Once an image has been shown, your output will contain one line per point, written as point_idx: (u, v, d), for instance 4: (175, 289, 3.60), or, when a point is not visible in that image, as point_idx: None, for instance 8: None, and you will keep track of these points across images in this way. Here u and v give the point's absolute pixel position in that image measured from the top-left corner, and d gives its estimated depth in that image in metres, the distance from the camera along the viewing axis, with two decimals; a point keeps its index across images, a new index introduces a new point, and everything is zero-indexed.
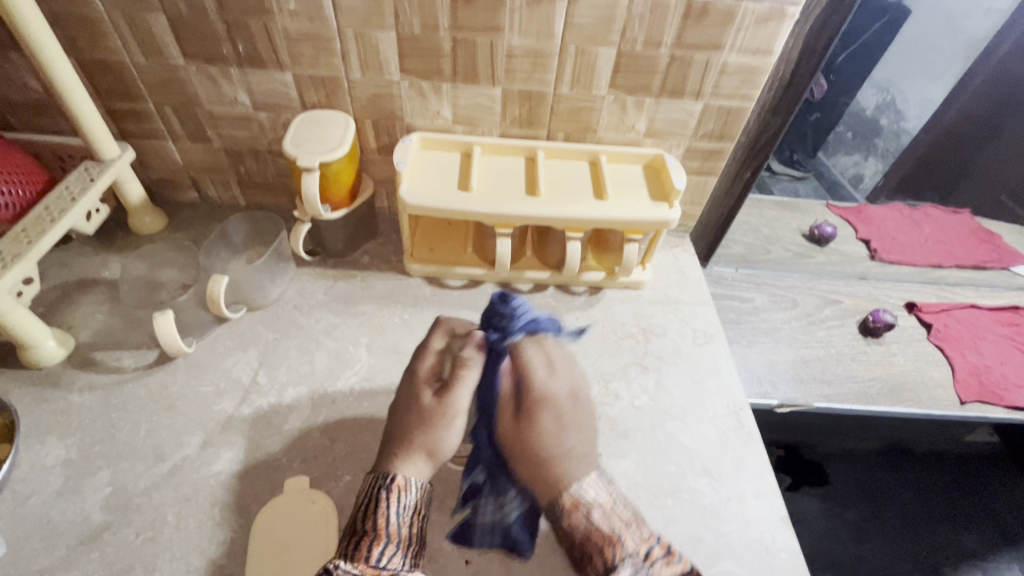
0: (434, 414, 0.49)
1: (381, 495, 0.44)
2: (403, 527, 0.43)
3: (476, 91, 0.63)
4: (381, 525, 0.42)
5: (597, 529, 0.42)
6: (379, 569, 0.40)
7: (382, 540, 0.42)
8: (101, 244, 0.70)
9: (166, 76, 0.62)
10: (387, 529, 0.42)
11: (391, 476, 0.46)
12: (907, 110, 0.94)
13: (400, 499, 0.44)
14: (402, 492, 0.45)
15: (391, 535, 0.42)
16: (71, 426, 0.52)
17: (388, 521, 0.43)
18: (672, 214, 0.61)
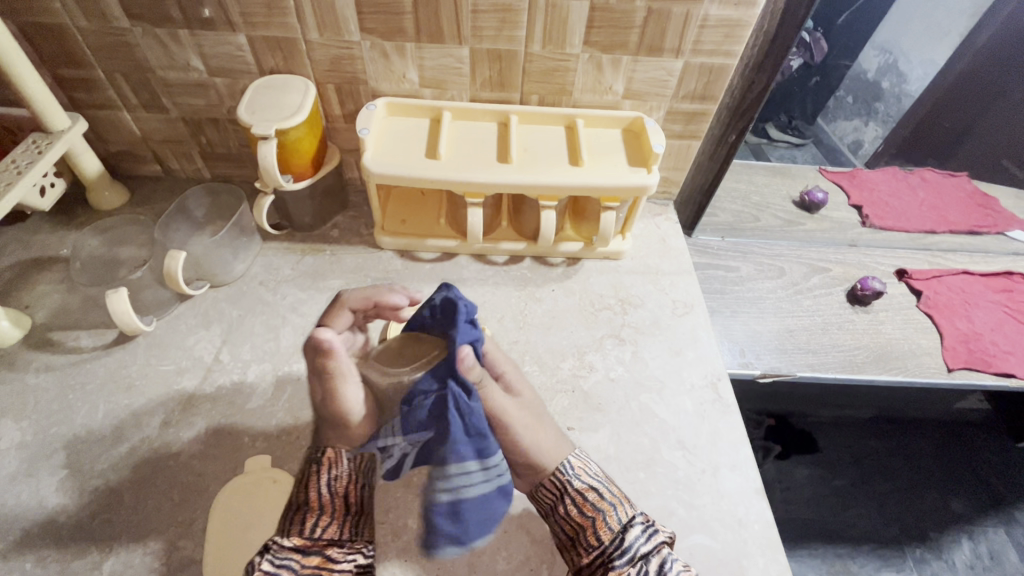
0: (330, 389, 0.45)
1: (314, 469, 0.43)
2: (336, 497, 0.42)
3: (442, 51, 0.59)
4: (313, 497, 0.42)
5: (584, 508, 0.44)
6: (314, 541, 0.39)
7: (316, 513, 0.41)
8: (59, 221, 0.67)
9: (112, 40, 0.58)
10: (319, 500, 0.42)
11: (323, 450, 0.44)
12: (910, 72, 0.93)
13: (331, 471, 0.43)
14: (334, 465, 0.43)
15: (324, 506, 0.42)
16: (26, 407, 0.51)
17: (323, 493, 0.42)
18: (649, 180, 0.59)
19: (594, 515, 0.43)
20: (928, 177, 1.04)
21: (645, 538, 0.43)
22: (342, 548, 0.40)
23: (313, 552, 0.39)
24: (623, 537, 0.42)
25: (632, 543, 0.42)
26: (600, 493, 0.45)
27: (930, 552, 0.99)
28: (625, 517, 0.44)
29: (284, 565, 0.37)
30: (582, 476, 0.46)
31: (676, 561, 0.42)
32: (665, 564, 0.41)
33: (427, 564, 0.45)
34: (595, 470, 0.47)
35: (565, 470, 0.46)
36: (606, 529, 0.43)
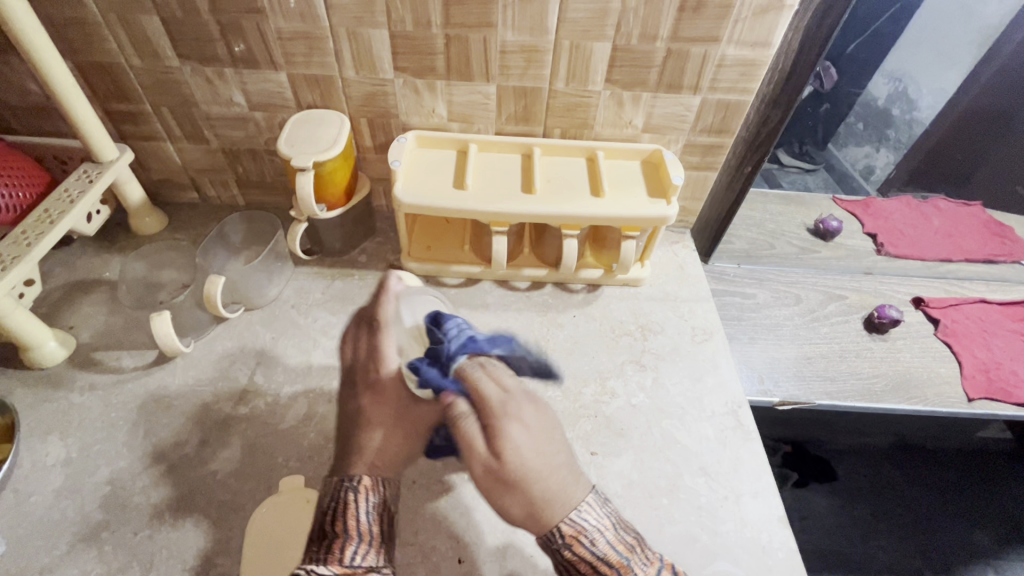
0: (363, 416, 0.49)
1: (348, 496, 0.44)
2: (372, 526, 0.43)
3: (471, 88, 0.62)
4: (352, 526, 0.42)
5: (604, 558, 0.39)
6: (354, 568, 0.39)
7: (354, 540, 0.41)
8: (103, 246, 0.70)
9: (162, 78, 0.62)
10: (356, 530, 0.42)
11: (357, 477, 0.45)
12: (919, 100, 0.96)
13: (367, 500, 0.44)
14: (368, 492, 0.44)
15: (361, 534, 0.42)
16: (71, 425, 0.53)
17: (359, 521, 0.43)
18: (669, 210, 0.61)
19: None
20: (943, 207, 1.05)
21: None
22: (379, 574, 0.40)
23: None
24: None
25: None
26: (611, 549, 0.40)
27: None
28: (642, 574, 0.39)
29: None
30: (580, 545, 0.39)
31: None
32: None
33: None
34: (603, 516, 0.40)
35: (563, 538, 0.39)
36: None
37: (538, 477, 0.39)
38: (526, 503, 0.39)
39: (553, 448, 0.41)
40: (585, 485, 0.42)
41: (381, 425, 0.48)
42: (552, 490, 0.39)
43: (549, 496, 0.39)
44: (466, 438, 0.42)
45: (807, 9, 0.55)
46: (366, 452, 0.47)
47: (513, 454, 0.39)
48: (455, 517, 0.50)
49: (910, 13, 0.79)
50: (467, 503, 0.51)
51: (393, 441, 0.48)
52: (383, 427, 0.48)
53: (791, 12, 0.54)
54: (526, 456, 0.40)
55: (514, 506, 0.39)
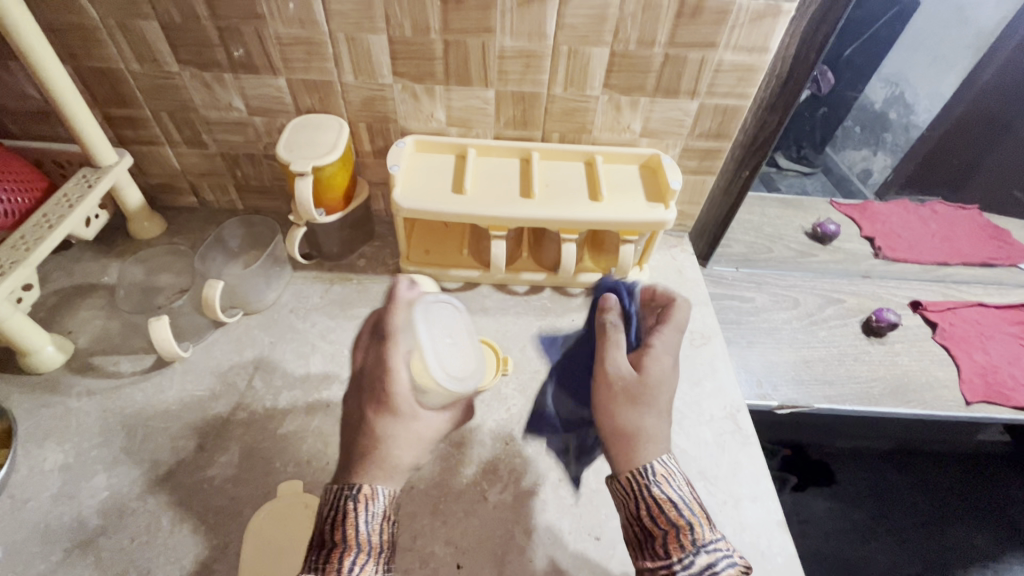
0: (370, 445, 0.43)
1: (347, 505, 0.40)
2: (375, 535, 0.39)
3: (469, 93, 0.63)
4: (351, 535, 0.39)
5: (684, 510, 0.38)
6: None
7: (353, 550, 0.38)
8: (101, 250, 0.70)
9: (162, 83, 0.62)
10: (356, 539, 0.39)
11: (357, 484, 0.41)
12: (916, 103, 0.96)
13: (369, 509, 0.40)
14: (369, 501, 0.40)
15: (362, 545, 0.39)
16: (68, 430, 0.53)
17: (357, 531, 0.39)
18: (667, 215, 0.61)
19: (670, 529, 0.38)
20: (939, 210, 1.04)
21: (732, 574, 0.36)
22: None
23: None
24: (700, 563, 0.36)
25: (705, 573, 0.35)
26: (682, 508, 0.38)
27: None
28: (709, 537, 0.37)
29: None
30: (664, 489, 0.39)
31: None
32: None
33: None
34: (682, 480, 0.40)
35: (647, 475, 0.39)
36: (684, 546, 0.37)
37: (655, 409, 0.42)
38: (629, 428, 0.41)
39: (673, 402, 0.43)
40: (666, 446, 0.41)
41: (388, 417, 0.44)
42: (650, 426, 0.41)
43: (648, 431, 0.41)
44: (604, 360, 0.45)
45: (804, 15, 0.55)
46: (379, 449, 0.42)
47: (654, 375, 0.43)
48: (453, 521, 0.50)
49: (905, 17, 0.79)
50: (465, 507, 0.51)
51: (397, 429, 0.43)
52: (378, 415, 0.44)
53: (788, 18, 0.54)
54: (666, 384, 0.43)
55: (619, 424, 0.41)
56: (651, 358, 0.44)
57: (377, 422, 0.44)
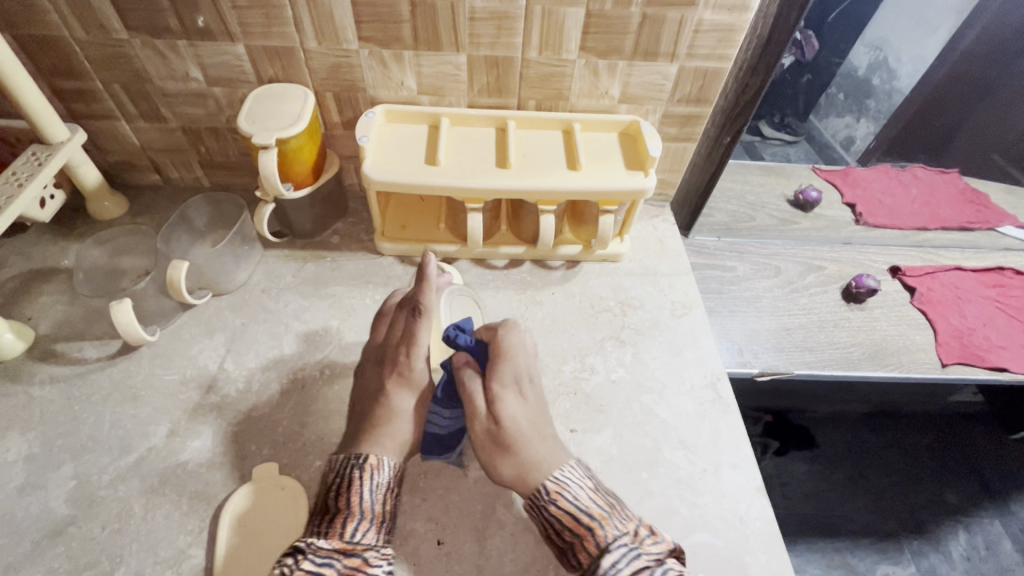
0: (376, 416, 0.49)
1: (354, 474, 0.45)
2: (376, 505, 0.45)
3: (440, 59, 0.60)
4: (356, 502, 0.44)
5: (583, 516, 0.44)
6: (353, 543, 0.42)
7: (355, 517, 0.43)
8: (60, 232, 0.67)
9: (111, 52, 0.58)
10: (359, 506, 0.44)
11: (363, 455, 0.46)
12: (899, 69, 0.94)
13: (373, 478, 0.45)
14: (375, 471, 0.46)
15: (366, 512, 0.44)
16: (32, 419, 0.51)
17: (361, 499, 0.44)
18: (647, 183, 0.59)
19: (577, 537, 0.43)
20: (920, 176, 1.05)
21: (629, 562, 0.41)
22: (378, 552, 0.43)
23: (354, 554, 0.42)
24: (603, 559, 0.42)
25: (611, 567, 0.41)
26: (582, 513, 0.44)
27: (927, 543, 1.00)
28: (608, 538, 0.43)
29: (325, 564, 0.40)
30: (561, 500, 0.45)
31: (670, 574, 0.41)
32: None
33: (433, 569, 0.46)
34: (578, 486, 0.46)
35: (543, 495, 0.45)
36: (590, 549, 0.43)
37: (526, 441, 0.48)
38: (522, 467, 0.47)
39: (540, 425, 0.50)
40: (559, 459, 0.48)
41: (403, 389, 0.51)
42: (538, 455, 0.47)
43: (534, 461, 0.47)
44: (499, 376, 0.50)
45: None
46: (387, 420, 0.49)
47: (511, 419, 0.48)
48: (434, 498, 0.50)
49: None
50: (446, 484, 0.50)
51: (410, 402, 0.50)
52: (396, 388, 0.50)
53: None
54: (523, 421, 0.49)
55: (504, 474, 0.47)
56: (520, 373, 0.51)
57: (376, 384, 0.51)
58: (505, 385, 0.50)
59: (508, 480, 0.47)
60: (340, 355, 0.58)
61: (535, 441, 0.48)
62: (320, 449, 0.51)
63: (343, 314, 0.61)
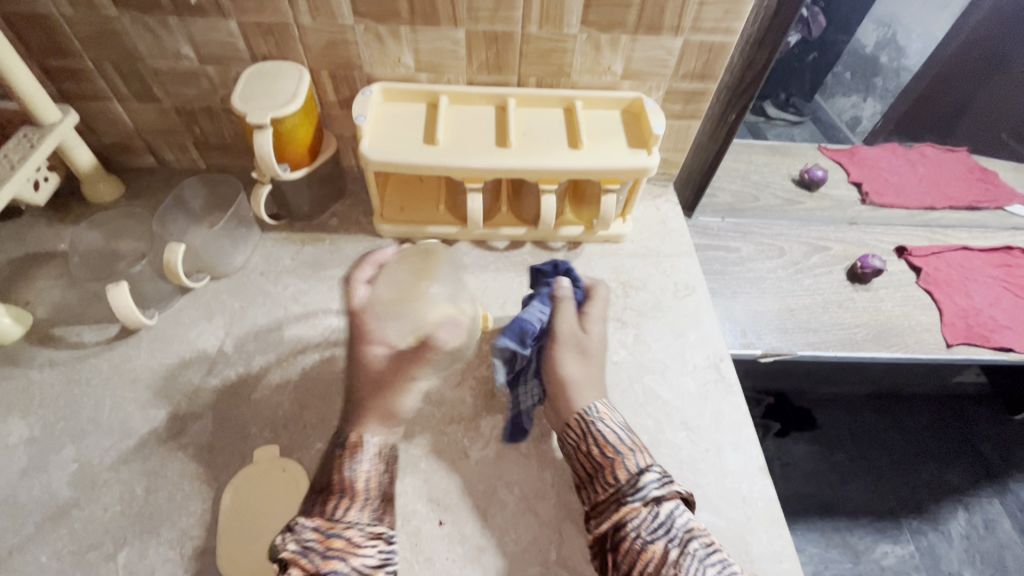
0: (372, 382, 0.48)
1: (338, 453, 0.45)
2: (362, 482, 0.44)
3: (438, 34, 0.58)
4: (339, 481, 0.43)
5: (615, 445, 0.45)
6: (336, 522, 0.40)
7: (338, 496, 0.42)
8: (56, 216, 0.66)
9: (101, 29, 0.57)
10: (344, 486, 0.43)
11: (346, 434, 0.46)
12: (908, 46, 0.92)
13: (357, 456, 0.45)
14: (359, 449, 0.45)
15: (349, 491, 0.43)
16: (32, 403, 0.51)
17: (346, 478, 0.43)
18: (650, 161, 0.58)
19: (609, 460, 0.45)
20: (928, 154, 1.03)
21: (658, 485, 0.43)
22: (363, 531, 0.41)
23: (335, 533, 0.40)
24: (637, 480, 0.43)
25: (642, 487, 0.42)
26: (619, 439, 0.46)
27: (926, 522, 1.00)
28: (642, 463, 0.44)
29: (308, 545, 0.39)
30: (600, 426, 0.47)
31: (686, 513, 0.42)
32: (674, 511, 0.42)
33: (435, 549, 0.46)
34: (619, 420, 0.48)
35: (588, 413, 0.48)
36: (624, 470, 0.44)
37: (593, 366, 0.52)
38: (570, 380, 0.50)
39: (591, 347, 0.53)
40: (602, 391, 0.50)
41: (376, 352, 0.49)
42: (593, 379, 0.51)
43: (575, 384, 0.50)
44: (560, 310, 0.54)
45: None
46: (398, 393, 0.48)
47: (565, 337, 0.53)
48: (435, 480, 0.49)
49: None
50: (447, 466, 0.50)
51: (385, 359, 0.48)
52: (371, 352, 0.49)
53: None
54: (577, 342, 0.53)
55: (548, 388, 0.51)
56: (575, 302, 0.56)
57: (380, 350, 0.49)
58: (596, 320, 0.55)
59: (566, 378, 0.50)
60: (340, 338, 0.57)
61: (594, 365, 0.53)
62: (321, 432, 0.51)
63: (343, 297, 0.60)
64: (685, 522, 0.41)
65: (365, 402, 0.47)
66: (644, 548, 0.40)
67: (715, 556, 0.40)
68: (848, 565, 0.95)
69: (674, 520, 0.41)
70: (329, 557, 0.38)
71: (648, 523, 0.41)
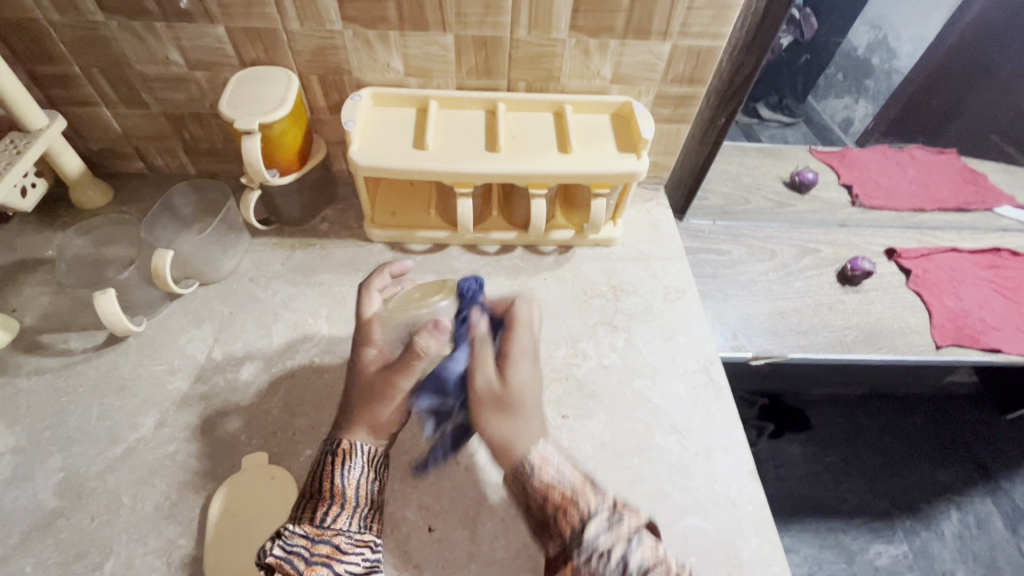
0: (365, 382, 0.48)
1: (328, 459, 0.45)
2: (350, 489, 0.44)
3: (427, 39, 0.58)
4: (328, 487, 0.43)
5: (558, 490, 0.41)
6: (323, 530, 0.41)
7: (327, 502, 0.43)
8: (43, 222, 0.66)
9: (87, 34, 0.56)
10: (333, 492, 0.43)
11: (338, 441, 0.46)
12: (899, 47, 0.92)
13: (347, 464, 0.45)
14: (348, 456, 0.45)
15: (339, 498, 0.43)
16: (19, 412, 0.51)
17: (335, 485, 0.44)
18: (640, 165, 0.58)
19: (557, 511, 0.41)
20: (917, 156, 1.04)
21: (608, 531, 0.39)
22: (350, 538, 0.42)
23: (324, 541, 0.41)
24: (586, 531, 0.39)
25: (592, 539, 0.39)
26: (565, 483, 0.42)
27: (918, 522, 1.01)
28: (591, 506, 0.40)
29: (294, 551, 0.39)
30: (544, 473, 0.42)
31: (643, 548, 0.39)
32: (630, 554, 0.38)
33: (424, 555, 0.46)
34: (558, 459, 0.43)
35: (528, 468, 0.42)
36: (572, 519, 0.40)
37: (530, 413, 0.45)
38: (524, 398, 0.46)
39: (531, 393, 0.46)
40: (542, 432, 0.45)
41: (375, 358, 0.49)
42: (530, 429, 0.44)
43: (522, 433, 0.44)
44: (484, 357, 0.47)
45: None
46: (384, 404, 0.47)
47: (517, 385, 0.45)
48: (425, 486, 0.49)
49: None
50: (437, 471, 0.50)
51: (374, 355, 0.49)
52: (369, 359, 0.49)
53: None
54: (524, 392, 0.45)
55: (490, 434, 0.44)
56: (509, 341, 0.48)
57: (371, 363, 0.48)
58: (520, 354, 0.47)
59: (497, 442, 0.44)
60: (329, 344, 0.57)
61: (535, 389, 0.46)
62: (310, 439, 0.50)
63: (333, 303, 0.60)
64: (643, 564, 0.38)
65: (358, 406, 0.47)
66: None
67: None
68: (842, 565, 0.95)
69: (631, 565, 0.38)
70: (314, 563, 0.39)
71: (604, 573, 0.38)
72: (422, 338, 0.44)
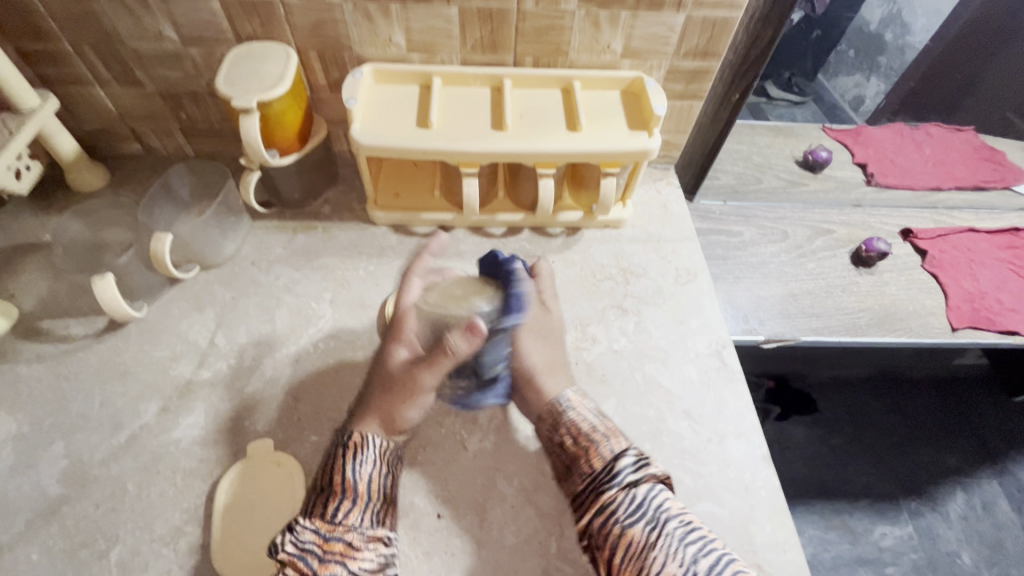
0: (395, 380, 0.46)
1: (338, 453, 0.44)
2: (362, 483, 0.43)
3: (430, 11, 0.56)
4: (338, 481, 0.42)
5: (585, 430, 0.45)
6: (334, 525, 0.40)
7: (337, 496, 0.41)
8: (39, 205, 0.64)
9: (77, 9, 0.54)
10: (343, 486, 0.42)
11: (350, 434, 0.45)
12: (913, 22, 0.89)
13: (357, 457, 0.44)
14: (359, 450, 0.44)
15: (350, 492, 0.42)
16: (20, 398, 0.50)
17: (346, 478, 0.42)
18: (652, 143, 0.56)
19: (585, 449, 0.44)
20: (934, 133, 1.00)
21: (634, 470, 0.42)
22: (363, 534, 0.40)
23: (337, 537, 0.39)
24: (612, 465, 0.42)
25: (617, 472, 0.41)
26: (593, 426, 0.45)
27: (925, 504, 1.00)
28: (616, 449, 0.43)
29: (306, 549, 0.38)
30: (574, 412, 0.47)
31: (663, 493, 0.41)
32: (650, 493, 0.40)
33: (433, 543, 0.45)
34: (591, 407, 0.47)
35: (562, 404, 0.47)
36: (598, 458, 0.43)
37: (558, 343, 0.51)
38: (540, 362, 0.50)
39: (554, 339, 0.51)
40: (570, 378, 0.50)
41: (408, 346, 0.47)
42: (560, 359, 0.51)
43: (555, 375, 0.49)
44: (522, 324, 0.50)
45: None
46: (406, 404, 0.46)
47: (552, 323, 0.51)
48: (433, 472, 0.49)
49: None
50: (445, 458, 0.49)
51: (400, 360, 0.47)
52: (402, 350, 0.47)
53: None
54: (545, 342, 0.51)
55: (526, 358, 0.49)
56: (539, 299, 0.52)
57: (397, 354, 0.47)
58: (550, 296, 0.52)
59: (534, 367, 0.49)
60: (333, 328, 0.56)
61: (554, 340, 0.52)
62: (316, 425, 0.50)
63: (336, 287, 0.59)
64: (661, 503, 0.40)
65: (375, 399, 0.47)
66: (621, 533, 0.39)
67: (694, 536, 0.38)
68: (848, 546, 0.95)
69: (650, 502, 0.40)
70: (327, 562, 0.38)
71: (625, 507, 0.40)
72: (454, 339, 0.41)
